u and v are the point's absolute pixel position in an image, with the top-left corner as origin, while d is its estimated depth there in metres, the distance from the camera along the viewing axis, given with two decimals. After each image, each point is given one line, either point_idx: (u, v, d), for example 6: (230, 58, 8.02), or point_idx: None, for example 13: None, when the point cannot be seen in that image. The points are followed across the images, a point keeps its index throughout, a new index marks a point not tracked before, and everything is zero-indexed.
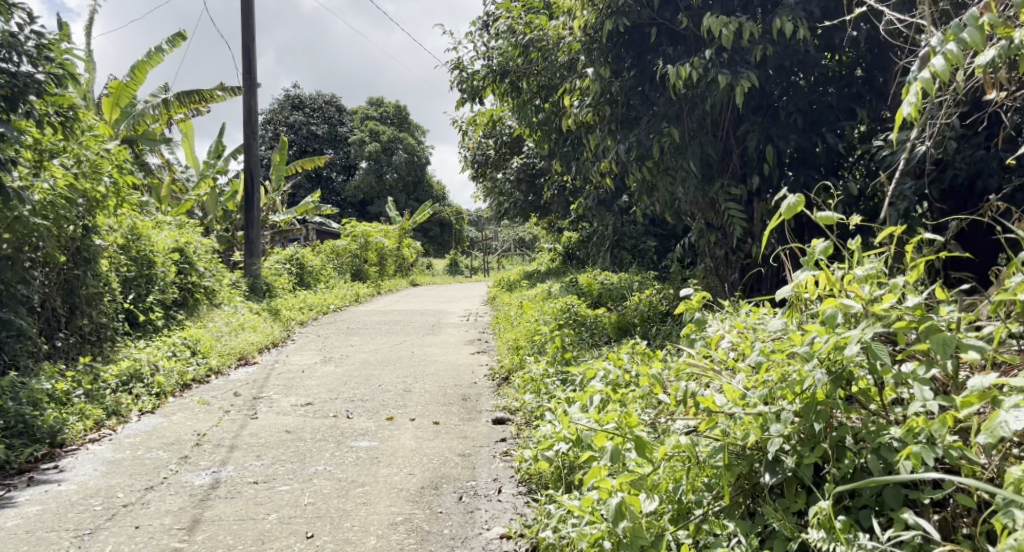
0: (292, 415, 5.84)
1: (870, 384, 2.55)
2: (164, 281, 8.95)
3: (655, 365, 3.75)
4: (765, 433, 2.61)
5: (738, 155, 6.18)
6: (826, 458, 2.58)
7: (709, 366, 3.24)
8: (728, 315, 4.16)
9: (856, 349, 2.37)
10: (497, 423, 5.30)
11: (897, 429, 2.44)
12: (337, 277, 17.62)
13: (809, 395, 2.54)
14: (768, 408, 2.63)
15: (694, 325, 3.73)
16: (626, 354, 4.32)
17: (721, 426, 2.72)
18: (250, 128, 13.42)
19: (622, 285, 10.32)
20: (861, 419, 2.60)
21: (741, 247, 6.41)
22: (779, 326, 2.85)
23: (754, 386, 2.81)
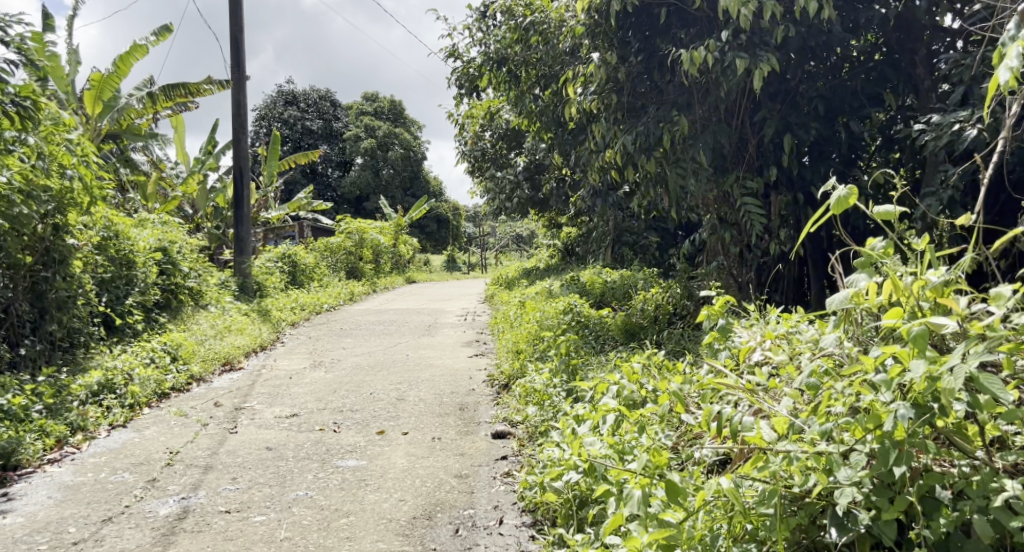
0: (274, 428, 5.40)
1: (961, 423, 2.31)
2: (144, 283, 8.50)
3: (675, 380, 3.38)
4: (830, 479, 2.33)
5: (755, 146, 5.73)
6: (910, 514, 2.33)
7: (745, 386, 2.92)
8: (754, 319, 3.79)
9: (955, 383, 2.11)
10: (497, 438, 4.88)
11: (1015, 484, 2.15)
12: (331, 275, 17.17)
13: (884, 433, 2.29)
14: (833, 448, 2.35)
15: (721, 335, 3.39)
16: (640, 364, 3.91)
17: (772, 466, 2.44)
18: (238, 123, 12.94)
19: (627, 283, 9.89)
20: (954, 465, 2.34)
21: (757, 245, 5.99)
22: (836, 344, 2.64)
23: (808, 419, 2.55)
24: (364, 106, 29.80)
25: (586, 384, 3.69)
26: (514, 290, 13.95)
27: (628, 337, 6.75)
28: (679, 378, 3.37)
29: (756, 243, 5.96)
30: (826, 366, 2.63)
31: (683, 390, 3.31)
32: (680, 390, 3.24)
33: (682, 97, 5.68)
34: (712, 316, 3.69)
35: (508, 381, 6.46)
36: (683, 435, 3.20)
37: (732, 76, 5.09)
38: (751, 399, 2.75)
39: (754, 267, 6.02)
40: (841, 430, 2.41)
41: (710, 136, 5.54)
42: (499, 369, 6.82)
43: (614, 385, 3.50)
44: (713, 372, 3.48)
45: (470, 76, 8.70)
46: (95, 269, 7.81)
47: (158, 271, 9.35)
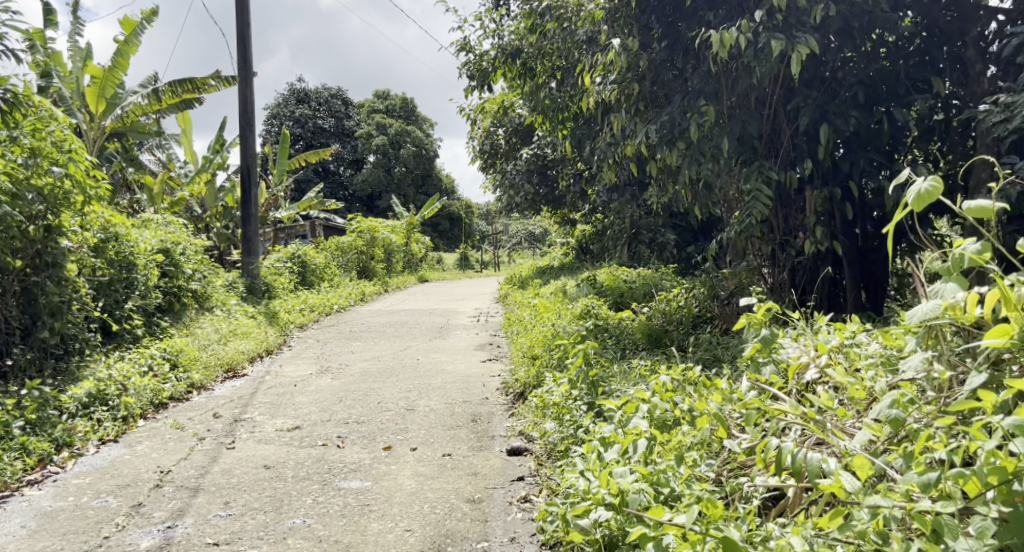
0: (274, 443, 5.05)
1: None
2: (145, 286, 8.19)
3: (714, 397, 3.04)
4: (939, 545, 2.15)
5: (789, 137, 5.30)
6: None
7: (805, 414, 2.63)
8: (800, 328, 3.43)
9: None
10: (513, 455, 4.51)
11: None
12: (343, 275, 16.83)
13: (1006, 490, 2.15)
14: (940, 509, 2.18)
15: (765, 346, 3.04)
16: (673, 378, 3.53)
17: (861, 526, 2.25)
18: (245, 120, 12.60)
19: (646, 283, 9.51)
20: None
21: (790, 244, 5.59)
22: (919, 365, 2.51)
23: (897, 466, 2.37)
24: (375, 104, 29.46)
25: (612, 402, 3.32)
26: (529, 290, 13.56)
27: (651, 342, 6.36)
28: (721, 396, 3.03)
29: (789, 241, 5.57)
30: (909, 397, 2.45)
31: (723, 409, 2.98)
32: (720, 411, 2.92)
33: (710, 85, 5.28)
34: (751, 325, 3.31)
35: (524, 390, 6.09)
36: (725, 460, 2.91)
37: (767, 61, 4.68)
38: (818, 433, 2.49)
39: (789, 267, 5.62)
40: (945, 481, 2.28)
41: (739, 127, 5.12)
42: (514, 375, 6.45)
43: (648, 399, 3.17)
44: (757, 388, 3.13)
45: (482, 68, 8.31)
46: (92, 272, 7.49)
47: (159, 273, 9.03)
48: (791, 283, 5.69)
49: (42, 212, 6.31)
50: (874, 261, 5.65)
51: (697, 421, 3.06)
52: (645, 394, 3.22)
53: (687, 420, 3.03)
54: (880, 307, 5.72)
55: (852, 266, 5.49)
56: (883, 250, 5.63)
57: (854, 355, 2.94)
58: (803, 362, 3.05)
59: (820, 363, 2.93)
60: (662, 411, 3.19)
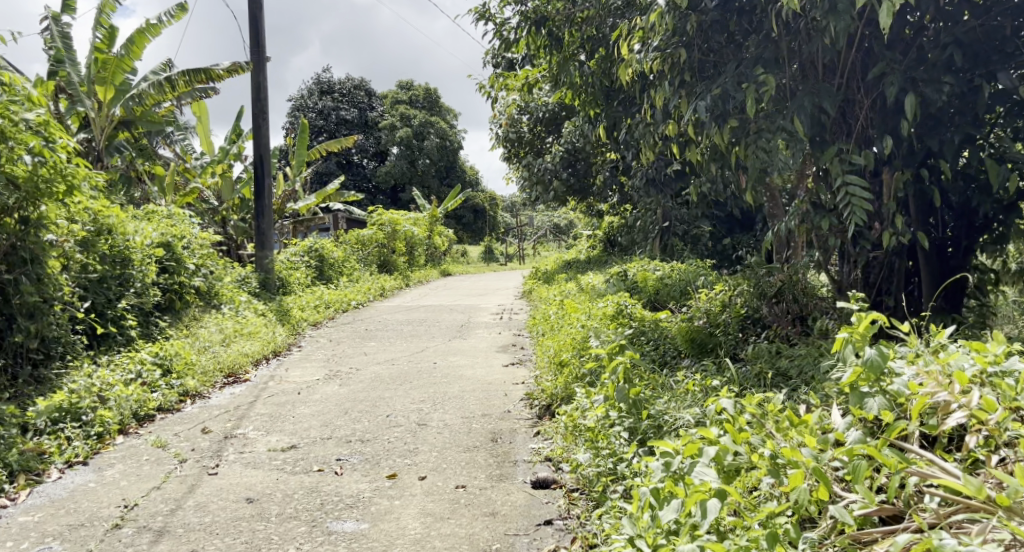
0: (263, 468, 4.37)
1: None
2: (143, 283, 7.53)
3: (807, 440, 2.46)
4: None
5: (864, 110, 4.54)
6: None
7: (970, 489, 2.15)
8: (917, 348, 2.95)
9: None
10: (540, 487, 3.84)
11: None
12: (362, 269, 16.19)
13: None
14: None
15: (873, 367, 2.62)
16: (737, 407, 2.92)
17: None
18: (258, 108, 11.87)
19: (686, 280, 8.73)
20: None
21: (862, 235, 4.81)
22: None
23: None
24: (399, 95, 28.63)
25: (664, 443, 2.71)
26: (553, 285, 12.85)
27: (696, 349, 5.66)
28: (816, 439, 2.45)
29: (861, 233, 4.81)
30: None
31: (822, 457, 2.40)
32: (819, 463, 2.37)
33: (768, 50, 4.54)
34: (848, 342, 2.85)
35: (552, 403, 5.37)
36: (826, 530, 2.35)
37: (844, 16, 3.93)
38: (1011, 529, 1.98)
39: (862, 264, 4.88)
40: None
41: (802, 99, 4.38)
42: (538, 385, 5.75)
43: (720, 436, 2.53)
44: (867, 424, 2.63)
45: (506, 42, 7.54)
46: (80, 269, 6.86)
47: (158, 269, 8.38)
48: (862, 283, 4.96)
49: (18, 203, 5.68)
50: (951, 254, 4.94)
51: (783, 473, 2.44)
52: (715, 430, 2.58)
53: (772, 472, 2.42)
54: (957, 307, 5.03)
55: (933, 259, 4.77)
56: (961, 242, 4.89)
57: (1008, 387, 2.44)
58: (940, 395, 2.53)
59: (969, 403, 2.47)
60: (733, 454, 2.60)
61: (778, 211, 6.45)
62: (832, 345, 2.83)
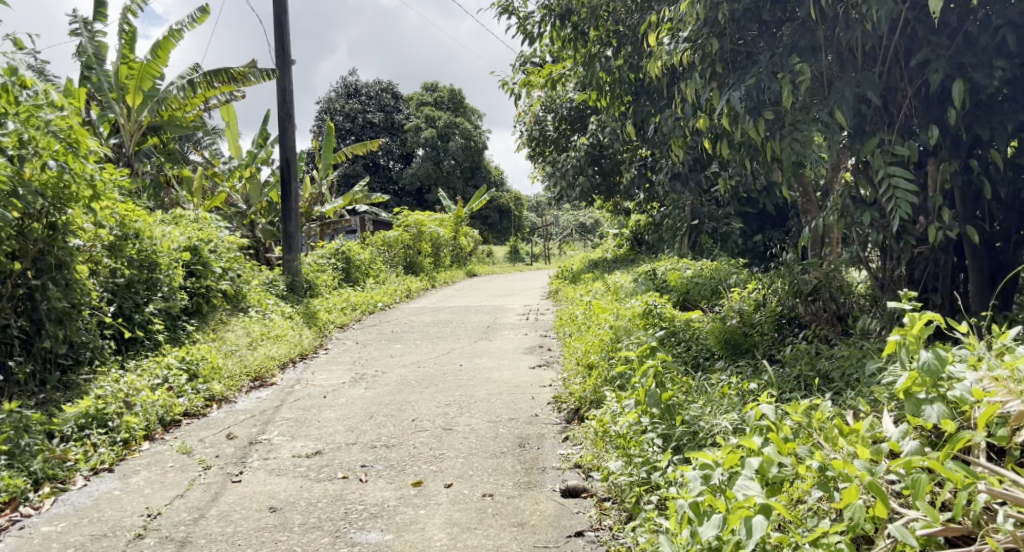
0: (288, 476, 4.30)
1: None
2: (169, 287, 7.50)
3: (862, 453, 2.35)
4: None
5: (909, 98, 4.42)
6: None
7: None
8: (975, 353, 2.81)
9: None
10: (569, 496, 3.78)
11: None
12: (388, 271, 16.16)
13: None
14: None
15: (931, 371, 2.51)
16: (781, 416, 2.81)
17: None
18: (284, 111, 11.86)
19: (715, 278, 8.56)
20: None
21: (907, 230, 4.72)
22: None
23: None
24: (424, 96, 28.61)
25: (707, 455, 2.61)
26: (580, 285, 12.71)
27: (730, 350, 5.54)
28: (870, 450, 2.35)
29: (906, 229, 4.72)
30: None
31: (877, 470, 2.31)
32: (874, 476, 2.27)
33: (803, 38, 4.53)
34: (902, 344, 2.73)
35: (581, 407, 5.23)
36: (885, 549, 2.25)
37: None
38: None
39: (906, 260, 4.80)
40: None
41: (844, 89, 4.34)
42: (566, 388, 5.63)
43: (764, 447, 2.45)
44: (927, 434, 2.51)
45: (531, 38, 7.42)
46: (108, 274, 6.84)
47: (185, 273, 8.36)
48: (907, 279, 4.88)
49: (45, 209, 5.67)
50: (1002, 248, 4.69)
51: (834, 487, 2.34)
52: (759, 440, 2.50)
53: (823, 486, 2.33)
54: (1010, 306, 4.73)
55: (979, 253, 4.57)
56: (1011, 236, 4.65)
57: None
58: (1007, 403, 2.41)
59: None
60: (780, 466, 2.50)
61: (812, 205, 6.34)
62: (885, 348, 2.72)
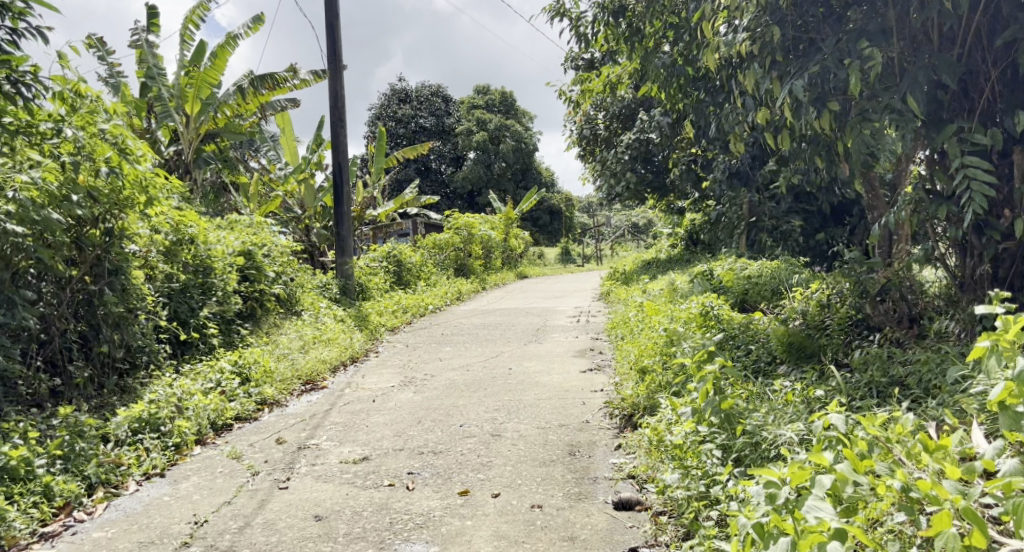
0: (334, 482, 4.24)
1: None
2: (224, 291, 7.46)
3: (953, 474, 2.19)
4: None
5: (992, 82, 4.62)
6: None
7: None
8: None
9: None
10: (622, 509, 3.71)
11: None
12: (439, 274, 16.12)
13: None
14: None
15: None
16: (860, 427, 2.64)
17: None
18: (336, 116, 11.90)
19: (773, 278, 8.31)
20: None
21: (990, 225, 4.82)
22: None
23: None
24: (475, 99, 28.67)
25: (778, 471, 2.46)
26: (633, 287, 12.47)
27: (793, 355, 5.33)
28: (960, 470, 2.22)
29: (990, 222, 4.82)
30: None
31: (969, 492, 2.15)
32: (967, 502, 2.11)
33: (873, 23, 4.79)
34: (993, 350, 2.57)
35: (634, 414, 5.07)
36: None
37: None
38: None
39: (989, 256, 4.82)
40: None
41: (916, 74, 4.57)
42: (619, 393, 5.47)
43: (836, 463, 2.33)
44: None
45: (583, 37, 7.29)
46: (164, 278, 6.87)
47: (239, 277, 8.40)
48: (991, 278, 4.87)
49: (102, 215, 5.67)
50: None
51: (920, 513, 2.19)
52: (830, 457, 2.38)
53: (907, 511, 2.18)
54: None
55: None
56: None
57: None
58: None
59: None
60: (858, 487, 2.35)
61: (879, 201, 6.08)
62: (973, 353, 2.56)
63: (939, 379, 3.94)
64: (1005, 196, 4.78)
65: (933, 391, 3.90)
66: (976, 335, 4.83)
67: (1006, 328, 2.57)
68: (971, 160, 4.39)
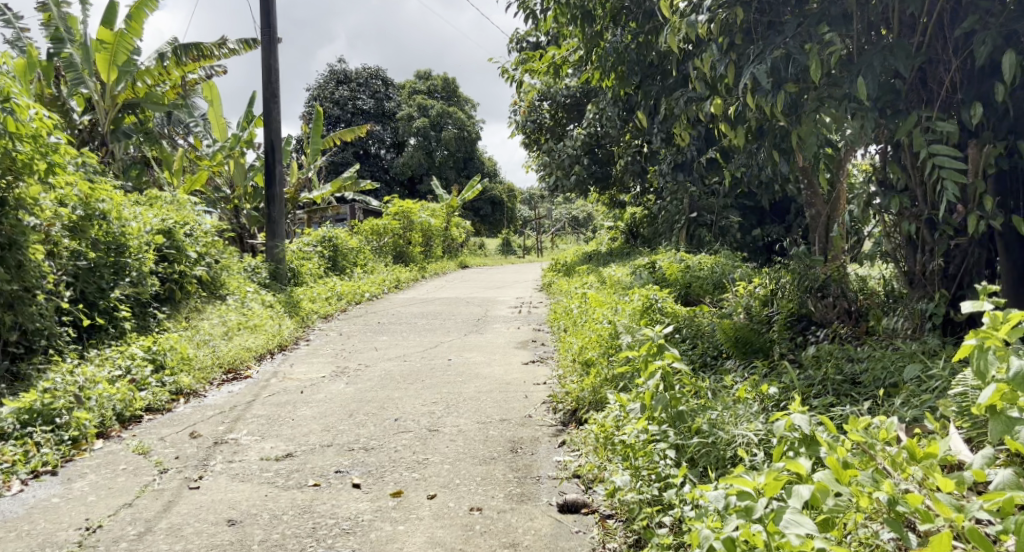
0: (252, 481, 3.86)
1: None
2: (139, 272, 6.91)
3: (947, 485, 2.09)
4: None
5: (952, 72, 4.43)
6: None
7: None
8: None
9: None
10: (568, 511, 3.43)
11: None
12: (376, 261, 15.63)
13: None
14: None
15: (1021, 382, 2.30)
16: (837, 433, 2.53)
17: None
18: (269, 92, 11.28)
19: (718, 273, 8.16)
20: None
21: (943, 220, 4.65)
22: None
23: None
24: (417, 84, 28.14)
25: (752, 482, 2.32)
26: (575, 278, 12.25)
27: (741, 349, 5.13)
28: (952, 480, 2.13)
29: (942, 218, 4.63)
30: None
31: (966, 507, 2.06)
32: (965, 516, 2.01)
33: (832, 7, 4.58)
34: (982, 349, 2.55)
35: (578, 408, 4.80)
36: None
37: None
38: None
39: (941, 251, 4.66)
40: None
41: (874, 59, 4.38)
42: (562, 387, 5.20)
43: (817, 473, 2.23)
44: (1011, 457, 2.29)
45: (533, 18, 7.01)
46: (70, 256, 6.30)
47: (157, 257, 7.81)
48: (941, 274, 4.72)
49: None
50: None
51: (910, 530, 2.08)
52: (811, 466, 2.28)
53: (897, 526, 2.07)
54: None
55: (1007, 250, 4.46)
56: None
57: None
58: None
59: None
60: (840, 501, 2.23)
61: (840, 178, 5.85)
62: (963, 351, 2.54)
63: (899, 377, 3.77)
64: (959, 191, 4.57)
65: (892, 389, 3.74)
66: (926, 332, 4.70)
67: (996, 326, 2.53)
68: (939, 147, 4.23)
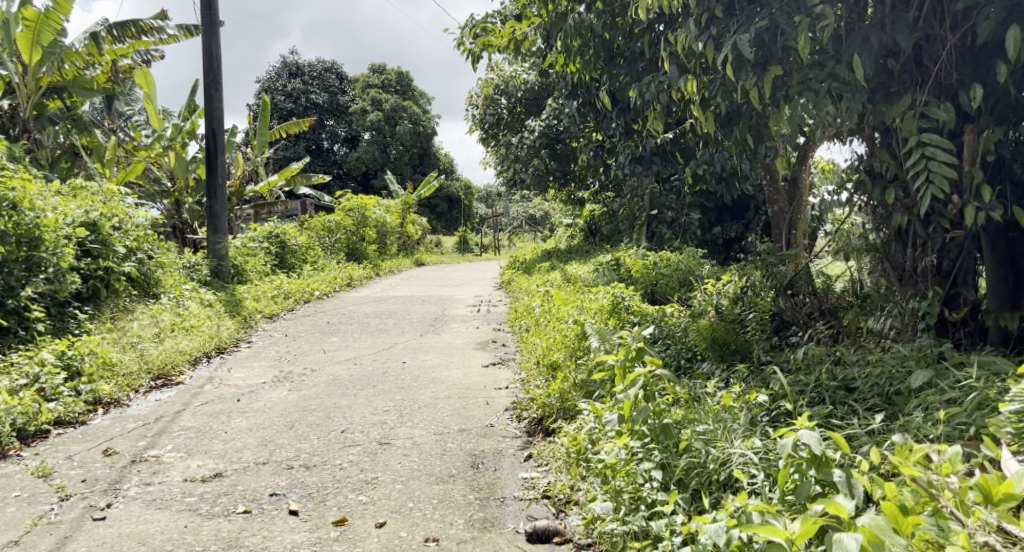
0: (170, 509, 3.31)
1: None
2: (57, 268, 6.28)
3: None
4: None
5: (948, 48, 3.98)
6: None
7: None
8: None
9: None
10: (538, 541, 2.97)
11: None
12: (327, 258, 14.99)
13: None
14: None
15: None
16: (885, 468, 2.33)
17: None
18: (211, 79, 10.57)
19: (687, 270, 7.78)
20: None
21: (938, 212, 4.21)
22: None
23: None
24: (371, 78, 27.48)
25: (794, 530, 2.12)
26: (535, 275, 11.81)
27: (718, 351, 4.73)
28: None
29: (936, 210, 4.20)
30: None
31: None
32: None
33: None
34: None
35: (545, 417, 4.36)
36: None
37: None
38: None
39: (935, 247, 4.23)
40: None
41: (868, 35, 3.97)
42: (527, 393, 4.74)
43: (867, 523, 2.07)
44: None
45: None
46: None
47: (79, 252, 7.15)
48: (935, 271, 4.29)
49: None
50: (1018, 238, 4.08)
51: None
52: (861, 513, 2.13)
53: None
54: None
55: (998, 245, 4.07)
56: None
57: None
58: None
59: None
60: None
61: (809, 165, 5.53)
62: None
63: (904, 385, 3.38)
64: (955, 181, 4.14)
65: (896, 396, 3.35)
66: (919, 335, 4.30)
67: None
68: (929, 135, 3.83)
